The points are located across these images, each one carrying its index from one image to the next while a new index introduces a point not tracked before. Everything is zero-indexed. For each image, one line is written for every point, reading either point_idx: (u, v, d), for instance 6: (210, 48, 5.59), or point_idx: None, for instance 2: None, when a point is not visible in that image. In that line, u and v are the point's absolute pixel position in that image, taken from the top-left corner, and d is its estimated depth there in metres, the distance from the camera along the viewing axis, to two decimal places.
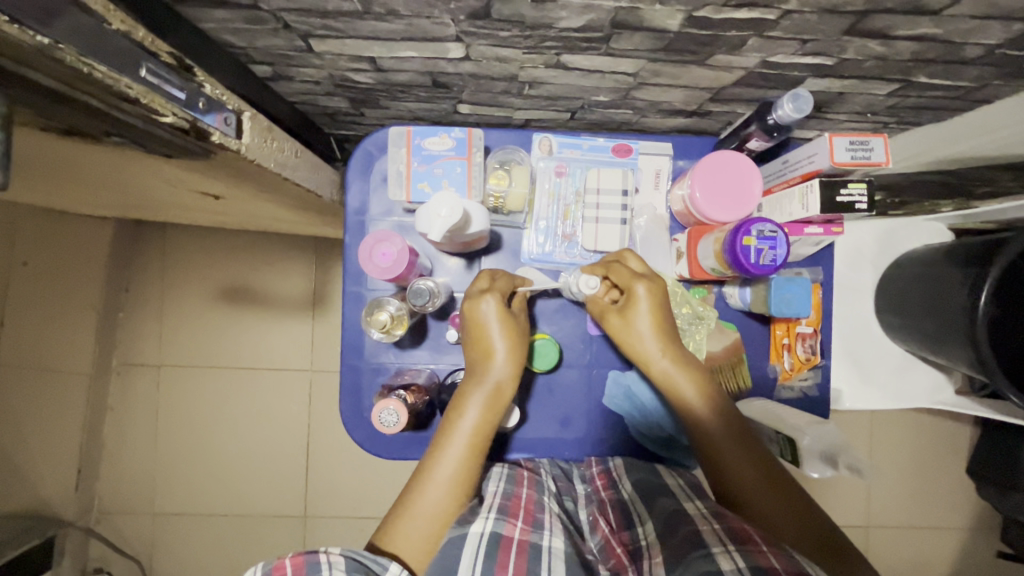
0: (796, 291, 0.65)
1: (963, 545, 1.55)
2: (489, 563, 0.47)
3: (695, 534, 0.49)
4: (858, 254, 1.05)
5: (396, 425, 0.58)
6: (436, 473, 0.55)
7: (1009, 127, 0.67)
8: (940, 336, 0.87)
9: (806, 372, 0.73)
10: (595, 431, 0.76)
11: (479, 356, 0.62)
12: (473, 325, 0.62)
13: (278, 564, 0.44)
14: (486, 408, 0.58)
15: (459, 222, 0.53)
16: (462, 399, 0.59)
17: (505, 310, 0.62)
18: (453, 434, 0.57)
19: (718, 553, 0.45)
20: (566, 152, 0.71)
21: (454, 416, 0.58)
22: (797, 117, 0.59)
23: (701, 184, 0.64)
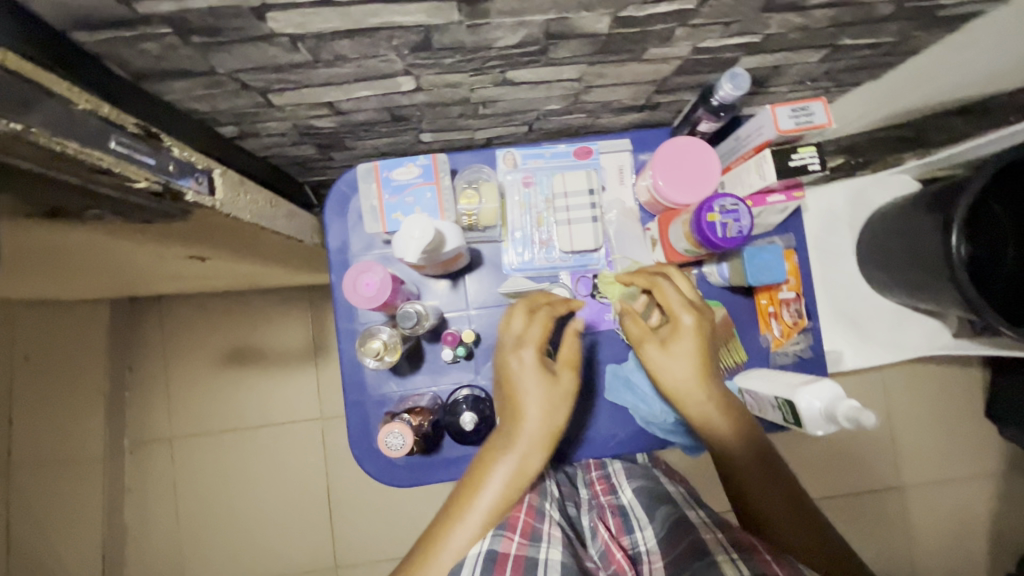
0: (769, 258, 0.68)
1: (1003, 494, 1.53)
2: None
3: (700, 541, 0.51)
4: (832, 217, 1.08)
5: (402, 448, 0.59)
6: (452, 541, 0.52)
7: (943, 73, 0.71)
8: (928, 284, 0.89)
9: (796, 336, 0.74)
10: (603, 428, 0.76)
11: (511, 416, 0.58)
12: (506, 381, 0.59)
13: None
14: (514, 476, 0.55)
15: (432, 242, 0.54)
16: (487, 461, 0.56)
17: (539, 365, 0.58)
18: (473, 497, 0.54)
19: (721, 560, 0.47)
20: (530, 163, 0.74)
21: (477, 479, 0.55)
22: (738, 94, 0.62)
23: (662, 171, 0.67)
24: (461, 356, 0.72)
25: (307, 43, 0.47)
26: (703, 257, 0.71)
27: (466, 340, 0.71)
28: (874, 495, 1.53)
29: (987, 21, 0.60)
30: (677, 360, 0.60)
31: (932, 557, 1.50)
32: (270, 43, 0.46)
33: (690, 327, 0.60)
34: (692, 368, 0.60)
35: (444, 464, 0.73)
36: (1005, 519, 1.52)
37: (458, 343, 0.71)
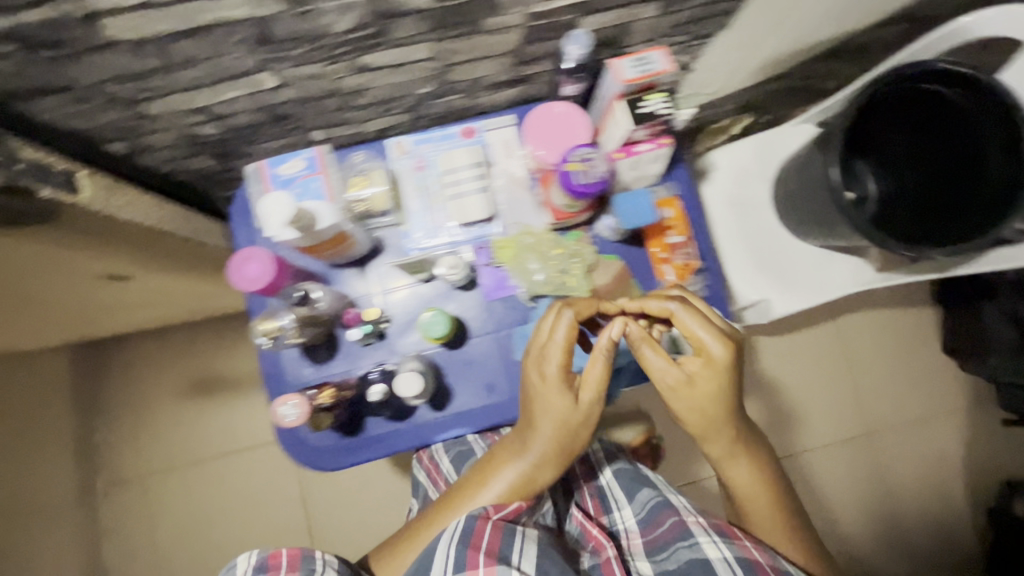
0: (638, 201, 0.72)
1: (972, 426, 1.54)
2: (464, 542, 0.60)
3: (683, 525, 0.68)
4: (743, 172, 1.12)
5: (295, 418, 0.65)
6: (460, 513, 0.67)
7: (788, 15, 0.76)
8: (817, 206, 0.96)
9: (691, 278, 0.78)
10: (518, 392, 0.77)
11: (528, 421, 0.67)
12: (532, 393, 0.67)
13: (274, 554, 0.62)
14: (522, 486, 0.66)
15: (295, 216, 0.58)
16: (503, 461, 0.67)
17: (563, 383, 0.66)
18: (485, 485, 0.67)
19: (705, 542, 0.65)
20: (420, 147, 0.79)
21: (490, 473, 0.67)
22: (585, 54, 0.66)
23: (534, 136, 0.72)
24: (370, 335, 0.75)
25: (153, 47, 0.51)
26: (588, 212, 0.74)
27: (368, 317, 0.74)
28: (845, 443, 1.54)
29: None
30: (697, 389, 0.66)
31: (910, 498, 1.52)
32: (116, 51, 0.50)
33: (720, 362, 0.65)
34: (711, 397, 0.66)
35: (372, 443, 0.76)
36: (978, 451, 1.53)
37: (360, 321, 0.74)
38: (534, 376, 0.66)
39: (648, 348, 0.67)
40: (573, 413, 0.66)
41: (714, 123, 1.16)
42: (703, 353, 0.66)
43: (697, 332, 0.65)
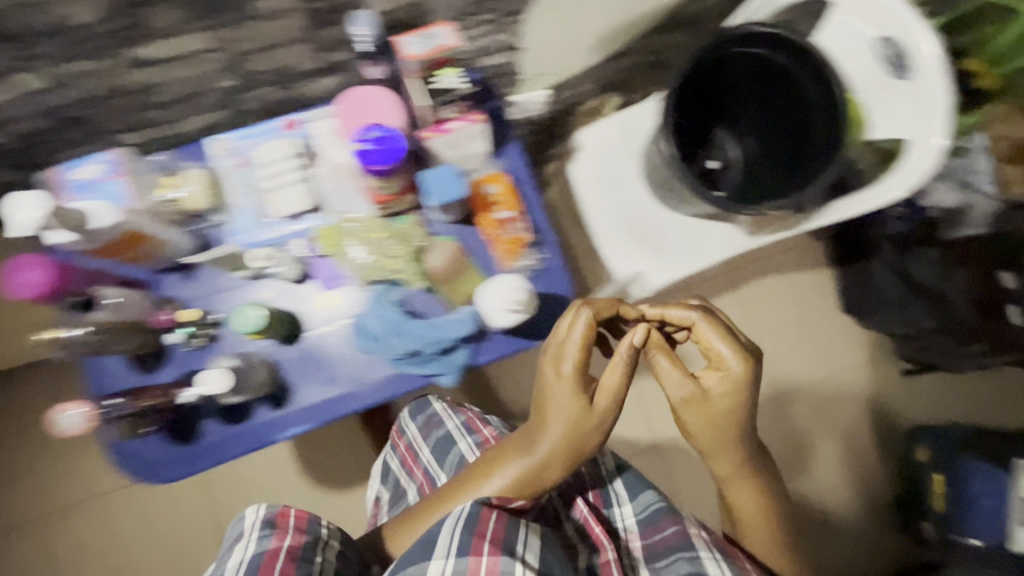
0: (443, 177, 0.72)
1: (878, 380, 1.60)
2: (467, 528, 0.57)
3: (685, 535, 0.65)
4: (612, 151, 1.13)
5: (77, 425, 0.65)
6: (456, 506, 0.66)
7: None
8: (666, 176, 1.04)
9: (526, 253, 0.78)
10: (360, 383, 0.75)
11: (537, 422, 0.67)
12: (542, 397, 0.67)
13: (281, 512, 0.61)
14: (531, 485, 0.66)
15: (47, 213, 0.60)
16: (503, 462, 0.67)
17: (575, 389, 0.66)
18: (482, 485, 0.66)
19: (704, 557, 0.62)
20: (242, 143, 0.76)
21: (488, 472, 0.67)
22: (374, 35, 0.66)
23: (347, 122, 0.71)
24: (191, 337, 0.73)
25: None
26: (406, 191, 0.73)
27: (183, 320, 0.72)
28: (761, 405, 1.63)
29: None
30: (711, 403, 0.70)
31: (825, 453, 1.57)
32: None
33: (738, 376, 0.69)
34: (723, 410, 0.70)
35: (210, 450, 0.74)
36: (885, 404, 1.59)
37: (175, 324, 0.72)
38: (548, 373, 0.66)
39: (660, 354, 0.71)
40: (581, 420, 0.66)
41: (582, 104, 1.18)
42: (722, 368, 0.70)
43: (719, 346, 0.69)
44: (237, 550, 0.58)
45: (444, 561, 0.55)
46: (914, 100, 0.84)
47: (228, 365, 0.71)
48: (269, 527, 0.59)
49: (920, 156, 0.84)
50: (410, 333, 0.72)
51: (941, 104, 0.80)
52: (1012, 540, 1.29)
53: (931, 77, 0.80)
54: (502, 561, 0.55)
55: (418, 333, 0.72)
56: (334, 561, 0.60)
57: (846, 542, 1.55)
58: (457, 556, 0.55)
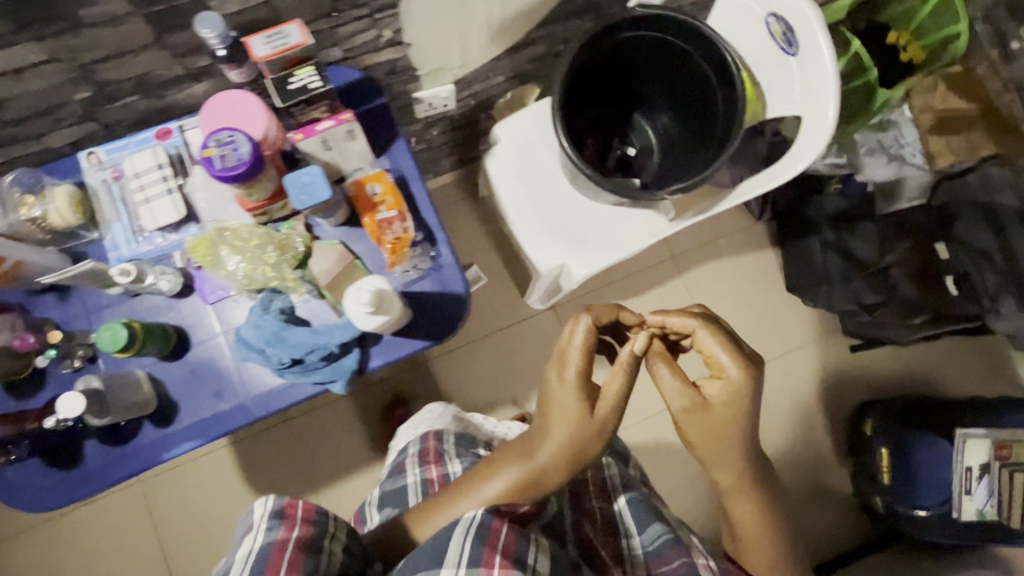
0: (308, 180, 0.66)
1: (828, 356, 1.59)
2: (479, 540, 0.60)
3: (691, 565, 0.74)
4: (528, 142, 1.12)
5: None
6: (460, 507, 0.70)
7: None
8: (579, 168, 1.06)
9: (414, 252, 0.77)
10: (248, 395, 0.74)
11: (539, 429, 0.73)
12: (548, 405, 0.73)
13: (289, 504, 0.60)
14: (535, 484, 0.71)
15: None
16: (503, 467, 0.72)
17: (578, 397, 0.72)
18: (484, 488, 0.71)
19: None
20: (115, 157, 0.75)
21: (491, 477, 0.72)
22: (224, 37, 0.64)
23: (212, 127, 0.69)
24: (60, 358, 0.71)
25: None
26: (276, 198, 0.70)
27: (53, 341, 0.70)
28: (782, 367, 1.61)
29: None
30: (712, 410, 0.78)
31: (777, 437, 1.54)
32: None
33: (736, 383, 0.77)
34: (720, 418, 0.78)
35: (92, 474, 0.71)
36: (833, 383, 1.57)
37: (42, 346, 0.69)
38: (556, 381, 0.73)
39: (660, 364, 0.80)
40: (584, 425, 0.72)
41: (498, 98, 1.17)
42: (722, 375, 0.78)
43: (719, 354, 0.78)
44: (246, 540, 0.58)
45: (454, 570, 0.58)
46: (803, 75, 0.83)
47: (91, 386, 0.68)
48: (278, 519, 0.59)
49: (815, 130, 0.83)
50: (289, 343, 0.70)
51: (827, 77, 0.80)
52: (959, 509, 1.34)
53: (816, 51, 0.80)
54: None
55: (298, 342, 0.70)
56: (340, 554, 0.60)
57: (806, 526, 1.50)
58: (468, 566, 0.58)
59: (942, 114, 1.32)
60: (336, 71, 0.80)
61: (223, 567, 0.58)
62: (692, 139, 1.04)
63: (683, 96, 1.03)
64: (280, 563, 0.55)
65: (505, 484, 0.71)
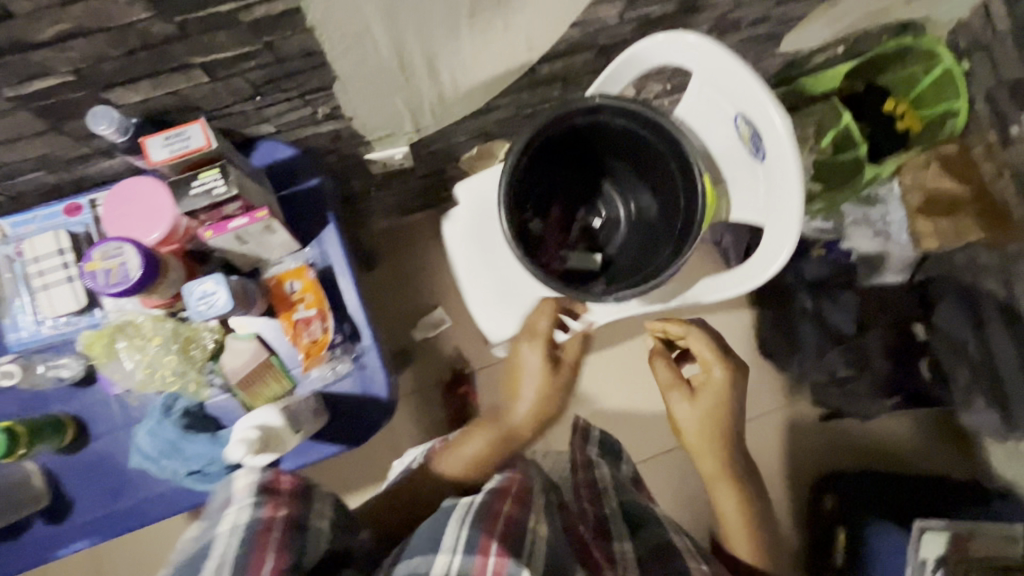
0: (208, 290, 0.63)
1: (797, 424, 1.52)
2: (476, 524, 0.54)
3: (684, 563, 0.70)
4: (487, 207, 1.06)
5: None
6: (439, 469, 0.76)
7: (404, 60, 0.68)
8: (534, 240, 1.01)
9: (333, 351, 0.72)
10: (144, 495, 0.69)
11: (511, 397, 0.86)
12: (515, 371, 0.88)
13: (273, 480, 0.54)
14: (504, 444, 0.80)
15: None
16: (479, 430, 0.81)
17: (539, 361, 0.86)
18: (461, 449, 0.78)
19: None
20: (21, 230, 0.70)
21: (468, 440, 0.79)
22: (125, 131, 0.59)
23: (113, 216, 0.63)
24: None
25: None
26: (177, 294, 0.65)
27: None
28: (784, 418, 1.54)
29: (346, 11, 0.56)
30: (695, 397, 0.85)
31: None
32: None
33: (716, 378, 0.84)
34: (709, 406, 0.84)
35: None
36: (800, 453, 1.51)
37: None
38: (531, 351, 0.87)
39: (657, 361, 0.90)
40: (547, 386, 0.85)
41: (463, 152, 1.11)
42: (706, 372, 0.85)
43: (705, 353, 0.86)
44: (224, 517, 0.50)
45: (449, 556, 0.52)
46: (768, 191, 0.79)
47: None
48: (260, 495, 0.51)
49: (774, 243, 0.78)
50: (187, 455, 0.66)
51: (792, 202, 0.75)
52: None
53: (782, 170, 0.75)
54: (510, 563, 0.51)
55: (197, 454, 0.66)
56: (327, 532, 0.53)
57: None
58: (465, 551, 0.52)
59: (932, 194, 1.25)
60: (267, 148, 0.75)
61: (188, 548, 0.49)
62: (658, 224, 0.99)
63: (654, 178, 0.97)
64: (265, 541, 0.47)
65: (480, 446, 0.78)
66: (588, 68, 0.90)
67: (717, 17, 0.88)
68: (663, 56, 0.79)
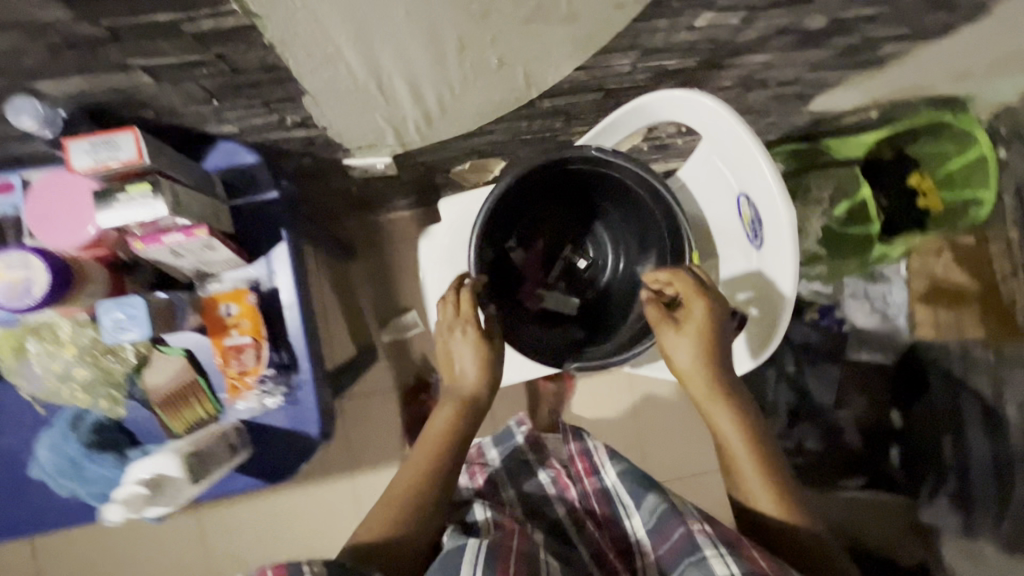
0: (126, 309, 0.56)
1: None
2: (491, 556, 0.63)
3: (689, 537, 0.65)
4: (469, 230, 1.00)
5: None
6: (401, 470, 0.72)
7: (383, 84, 0.62)
8: (509, 271, 0.95)
9: (264, 383, 0.67)
10: (43, 505, 0.63)
11: (452, 377, 0.81)
12: (446, 357, 0.82)
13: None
14: (468, 413, 0.78)
15: None
16: (438, 412, 0.78)
17: (473, 339, 0.79)
18: (422, 439, 0.75)
19: (712, 557, 0.61)
20: None
21: (429, 425, 0.76)
22: (51, 124, 0.53)
23: (38, 212, 0.57)
24: None
25: None
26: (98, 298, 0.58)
27: None
28: None
29: (311, 35, 0.49)
30: (678, 337, 0.71)
31: None
32: None
33: (700, 316, 0.70)
34: (700, 346, 0.69)
35: None
36: None
37: None
38: (459, 334, 0.80)
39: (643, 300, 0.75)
40: (484, 363, 0.79)
41: (455, 166, 1.04)
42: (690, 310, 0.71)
43: (685, 284, 0.71)
44: None
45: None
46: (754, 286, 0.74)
47: None
48: None
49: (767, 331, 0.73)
50: (87, 477, 0.61)
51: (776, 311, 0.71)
52: None
53: (772, 273, 0.70)
54: None
55: (98, 478, 0.61)
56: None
57: None
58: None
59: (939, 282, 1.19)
60: (227, 148, 0.68)
61: None
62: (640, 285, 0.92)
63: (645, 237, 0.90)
64: None
65: (443, 420, 0.76)
66: (595, 107, 0.82)
67: (743, 76, 0.80)
68: (678, 108, 0.73)
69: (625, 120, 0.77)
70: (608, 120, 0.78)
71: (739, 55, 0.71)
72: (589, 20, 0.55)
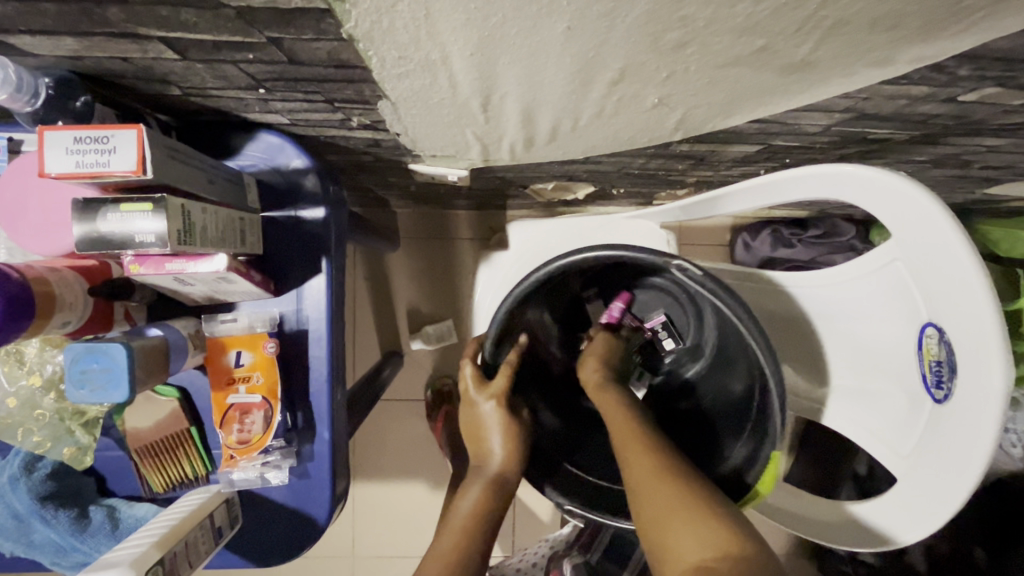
0: (96, 360, 0.41)
1: None
2: None
3: None
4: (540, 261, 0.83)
5: None
6: (435, 548, 0.54)
7: (487, 103, 0.44)
8: (576, 323, 0.79)
9: (266, 453, 0.52)
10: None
11: (478, 458, 0.64)
12: (473, 428, 0.66)
13: None
14: (500, 490, 0.60)
15: None
16: (463, 489, 0.61)
17: (504, 412, 0.65)
18: (451, 518, 0.58)
19: None
20: None
21: (454, 504, 0.60)
22: (23, 80, 0.37)
23: (10, 206, 0.42)
24: None
25: None
26: (74, 323, 0.44)
27: None
28: None
29: (412, 37, 0.32)
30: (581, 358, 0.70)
31: None
32: None
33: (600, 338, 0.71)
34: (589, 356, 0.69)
35: None
36: None
37: None
38: (491, 407, 0.65)
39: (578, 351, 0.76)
40: (516, 435, 0.64)
41: (536, 184, 0.86)
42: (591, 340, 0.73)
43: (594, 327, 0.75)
44: None
45: None
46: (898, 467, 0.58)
47: None
48: None
49: (922, 502, 0.54)
50: (36, 536, 0.49)
51: (903, 525, 0.56)
52: None
53: (929, 469, 0.53)
54: None
55: (49, 539, 0.49)
56: None
57: None
58: None
59: None
60: (271, 143, 0.52)
61: None
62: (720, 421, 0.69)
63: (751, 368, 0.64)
64: None
65: (468, 503, 0.59)
66: (739, 157, 0.64)
67: (946, 155, 0.61)
68: (894, 205, 0.53)
69: (770, 186, 0.59)
70: (757, 182, 0.60)
71: (973, 135, 0.52)
72: (820, 75, 0.36)
